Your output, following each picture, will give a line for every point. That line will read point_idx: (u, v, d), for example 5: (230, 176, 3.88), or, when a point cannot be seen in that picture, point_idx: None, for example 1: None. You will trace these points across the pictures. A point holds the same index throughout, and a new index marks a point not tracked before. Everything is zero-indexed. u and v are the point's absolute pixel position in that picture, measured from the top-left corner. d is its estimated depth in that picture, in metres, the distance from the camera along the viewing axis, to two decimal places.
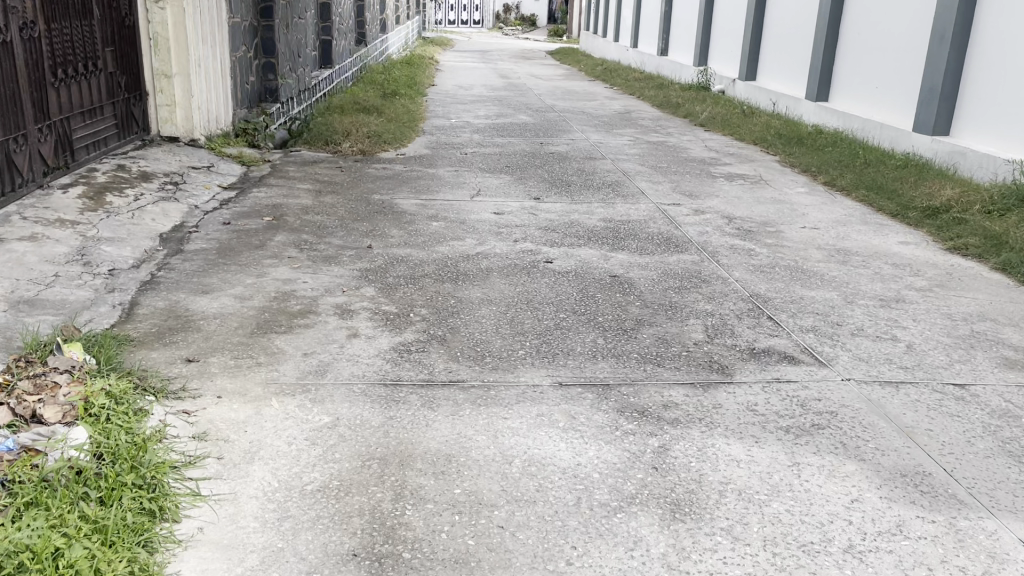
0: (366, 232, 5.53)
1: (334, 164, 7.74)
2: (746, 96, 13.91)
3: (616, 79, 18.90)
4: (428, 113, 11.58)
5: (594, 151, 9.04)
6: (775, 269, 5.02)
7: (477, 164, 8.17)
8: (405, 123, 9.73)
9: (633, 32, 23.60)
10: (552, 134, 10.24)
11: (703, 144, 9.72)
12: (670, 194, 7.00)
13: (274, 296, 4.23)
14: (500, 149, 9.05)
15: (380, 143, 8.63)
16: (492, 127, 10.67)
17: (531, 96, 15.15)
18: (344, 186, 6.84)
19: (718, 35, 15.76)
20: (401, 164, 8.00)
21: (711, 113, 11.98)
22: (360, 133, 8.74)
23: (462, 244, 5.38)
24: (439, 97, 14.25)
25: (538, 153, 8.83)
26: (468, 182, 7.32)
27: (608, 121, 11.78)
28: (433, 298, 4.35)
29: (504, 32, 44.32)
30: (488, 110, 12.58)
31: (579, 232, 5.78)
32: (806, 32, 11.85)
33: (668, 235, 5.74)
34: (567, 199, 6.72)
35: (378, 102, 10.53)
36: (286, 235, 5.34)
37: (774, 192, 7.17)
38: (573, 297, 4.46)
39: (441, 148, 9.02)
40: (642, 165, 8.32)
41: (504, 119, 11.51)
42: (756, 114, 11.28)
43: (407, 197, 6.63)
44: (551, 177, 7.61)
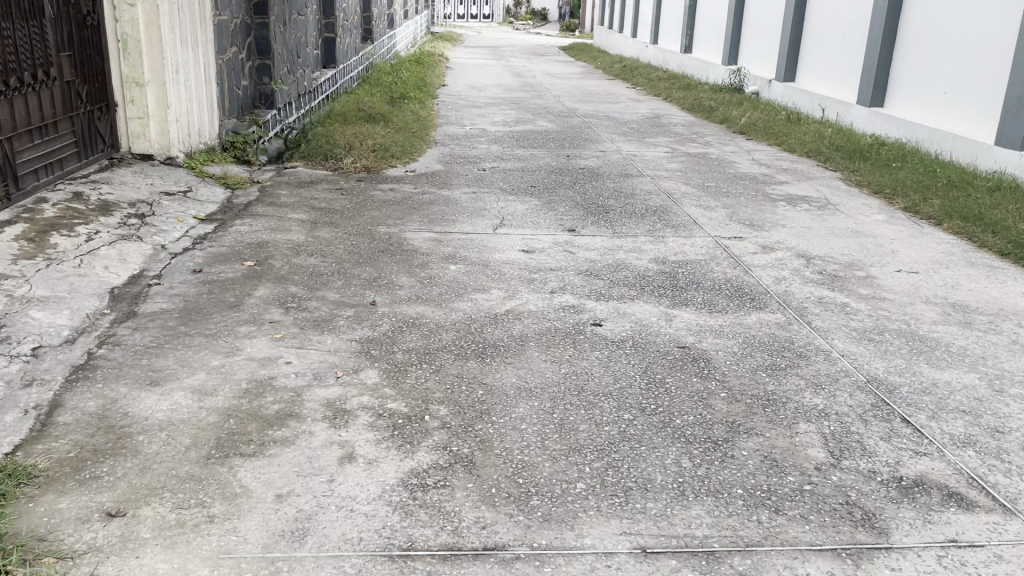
0: (369, 282, 4.51)
1: (333, 186, 6.70)
2: (784, 99, 12.84)
3: (637, 78, 17.85)
4: (440, 119, 10.55)
5: (629, 166, 8.01)
6: (883, 335, 3.99)
7: (499, 183, 7.15)
8: (416, 134, 8.71)
9: (652, 28, 22.55)
10: (579, 144, 9.22)
11: (749, 157, 8.65)
12: (727, 223, 5.96)
13: (245, 389, 3.19)
14: (523, 164, 8.02)
15: (388, 158, 7.61)
16: (511, 136, 9.63)
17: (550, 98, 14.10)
18: (344, 215, 5.80)
19: (750, 32, 14.68)
20: (411, 184, 6.97)
21: (751, 118, 10.90)
22: (365, 146, 7.71)
23: (488, 298, 4.35)
24: (450, 100, 13.22)
25: (567, 169, 7.80)
26: (490, 207, 6.30)
27: (638, 128, 10.72)
28: (456, 388, 3.31)
29: (516, 27, 43.24)
30: (506, 114, 11.54)
31: (629, 278, 4.75)
32: (855, 30, 10.77)
33: (738, 282, 4.71)
34: (609, 230, 5.70)
35: (386, 109, 9.51)
36: (269, 287, 4.30)
37: (847, 220, 6.15)
38: (637, 384, 3.42)
39: (456, 163, 7.99)
40: (686, 183, 7.28)
41: (524, 126, 10.47)
42: (803, 121, 10.20)
43: (418, 229, 5.60)
44: (586, 200, 6.59)
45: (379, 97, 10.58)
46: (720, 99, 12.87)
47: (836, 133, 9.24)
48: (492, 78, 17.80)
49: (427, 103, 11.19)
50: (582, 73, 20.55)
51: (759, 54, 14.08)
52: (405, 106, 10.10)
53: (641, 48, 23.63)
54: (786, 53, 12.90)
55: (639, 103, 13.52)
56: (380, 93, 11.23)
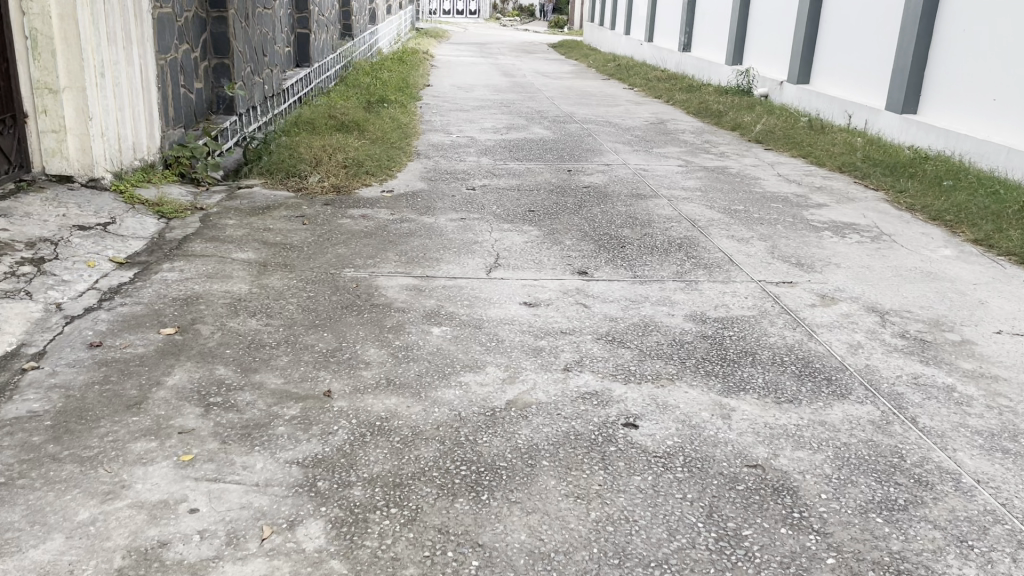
0: (324, 357, 3.42)
1: (291, 211, 5.60)
2: (797, 102, 11.84)
3: (634, 77, 16.81)
4: (422, 125, 9.46)
5: (641, 184, 6.95)
6: (1019, 443, 2.96)
7: (492, 208, 6.08)
8: (394, 143, 7.64)
9: (647, 26, 21.54)
10: (580, 155, 8.17)
11: (775, 172, 7.62)
12: (769, 262, 4.92)
13: (119, 570, 2.10)
14: (518, 182, 6.95)
15: (360, 174, 6.54)
16: (503, 146, 8.56)
17: (543, 100, 13.01)
18: (302, 254, 4.71)
19: (758, 29, 13.65)
20: (387, 208, 5.88)
21: (767, 125, 9.87)
22: (334, 161, 6.61)
23: (483, 381, 3.28)
24: (435, 102, 12.13)
25: (570, 188, 6.74)
26: (482, 240, 5.24)
27: (643, 135, 9.67)
28: (441, 556, 2.23)
29: (502, 23, 42.12)
30: (496, 119, 10.46)
31: (664, 346, 3.70)
32: (882, 27, 9.76)
33: (804, 352, 3.67)
34: (629, 273, 4.65)
35: (361, 114, 8.43)
36: (188, 371, 3.21)
37: (911, 257, 5.13)
38: (704, 541, 2.35)
39: (441, 180, 6.91)
40: (710, 206, 6.23)
41: (516, 134, 9.40)
42: (828, 128, 9.15)
43: (393, 272, 4.53)
44: (596, 230, 5.53)
45: (355, 101, 9.50)
46: (728, 102, 11.84)
47: (869, 144, 8.21)
48: (480, 78, 16.72)
49: (409, 107, 10.12)
50: (575, 72, 19.48)
51: (768, 53, 13.05)
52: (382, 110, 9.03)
53: (635, 46, 22.61)
54: (798, 52, 11.91)
55: (640, 106, 12.48)
56: (355, 95, 10.15)
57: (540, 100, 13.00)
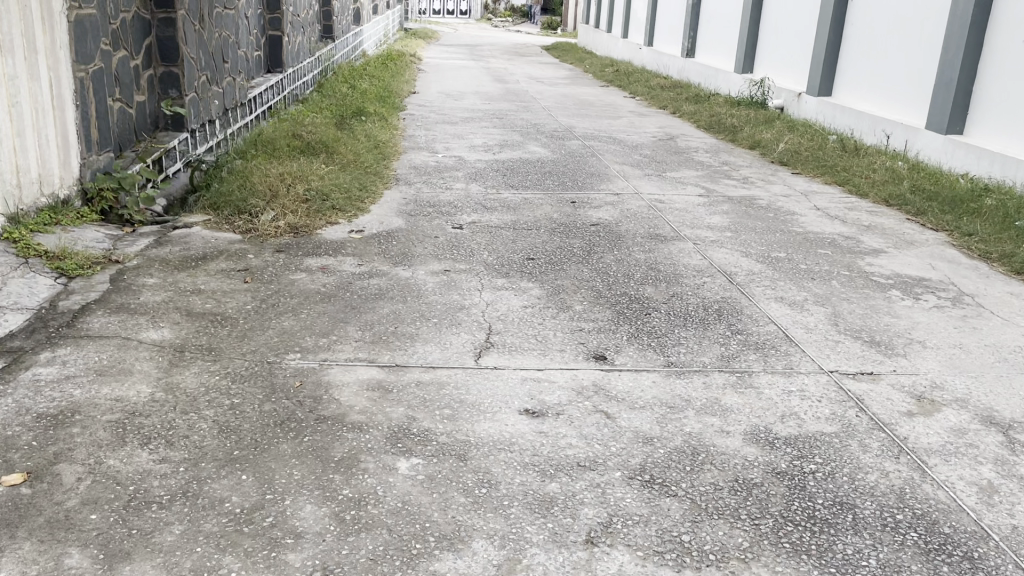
0: (236, 525, 2.34)
1: (233, 263, 4.51)
2: (817, 116, 10.81)
3: (635, 85, 15.78)
4: (404, 143, 8.38)
5: (660, 221, 5.90)
6: None
7: (483, 255, 5.02)
8: (368, 170, 6.58)
9: (646, 30, 20.52)
10: (585, 181, 7.11)
11: (811, 205, 6.58)
12: (834, 339, 3.87)
13: None
14: (514, 219, 5.89)
15: (325, 211, 5.48)
16: (496, 169, 7.49)
17: (538, 111, 11.96)
18: (235, 331, 3.63)
19: (771, 36, 12.62)
20: (354, 256, 4.80)
21: (790, 145, 8.83)
22: (293, 194, 5.53)
23: (470, 570, 2.21)
24: (421, 113, 11.06)
25: (576, 228, 5.69)
26: (471, 304, 4.17)
27: (652, 155, 8.63)
28: None
29: (494, 25, 41.07)
30: (488, 135, 9.38)
31: (724, 491, 2.63)
32: (920, 36, 8.72)
33: (921, 505, 2.61)
34: (660, 358, 3.59)
35: (331, 132, 7.36)
36: (22, 563, 2.13)
37: (1010, 331, 4.09)
38: None
39: (423, 215, 5.83)
40: (744, 253, 5.18)
41: (511, 153, 8.33)
42: (863, 151, 8.11)
43: (352, 359, 3.45)
44: (612, 288, 4.48)
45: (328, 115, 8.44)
46: (742, 116, 10.80)
47: (915, 172, 7.18)
48: (470, 84, 15.66)
49: (390, 122, 9.04)
50: (571, 78, 18.43)
51: (783, 62, 12.02)
52: (358, 126, 7.96)
53: (634, 51, 21.56)
54: (817, 61, 10.89)
55: (644, 119, 11.44)
56: (328, 108, 9.08)
57: (536, 111, 11.94)
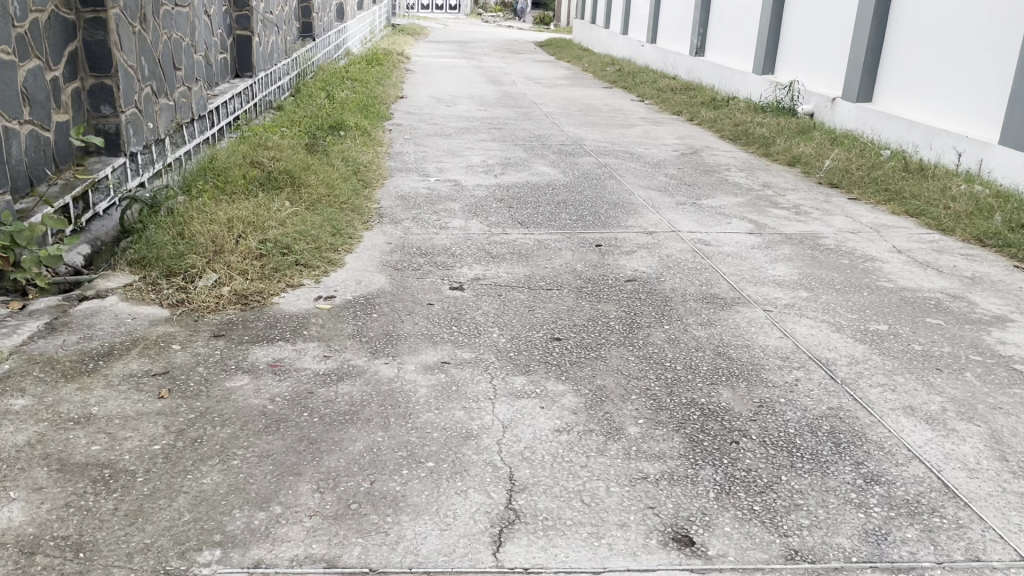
0: None
1: (149, 361, 3.26)
2: (855, 124, 9.58)
3: (642, 87, 14.57)
4: (389, 167, 7.12)
5: (713, 273, 4.68)
6: None
7: (492, 333, 3.79)
8: (341, 207, 5.34)
9: (649, 27, 19.32)
10: (609, 214, 5.89)
11: (889, 245, 5.37)
12: (1015, 493, 2.65)
13: None
14: (528, 272, 4.65)
15: (284, 268, 4.24)
16: (501, 198, 6.25)
17: (540, 119, 10.71)
18: (124, 503, 2.38)
19: (797, 35, 11.42)
20: (318, 344, 3.55)
21: (838, 163, 7.61)
22: (244, 247, 4.26)
23: None
24: (410, 124, 9.80)
25: (608, 286, 4.46)
26: (482, 429, 2.93)
27: (679, 176, 7.41)
28: None
29: (485, 20, 39.76)
30: (488, 150, 8.13)
31: None
32: (992, 36, 7.50)
33: None
34: (777, 541, 2.35)
35: (299, 154, 6.11)
36: None
37: None
38: None
39: (412, 271, 4.59)
40: (833, 325, 3.97)
41: (516, 175, 7.08)
42: (931, 172, 6.89)
43: (302, 559, 2.20)
44: (674, 392, 3.25)
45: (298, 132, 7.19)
46: (771, 124, 9.57)
47: (1007, 202, 5.96)
48: (462, 86, 14.39)
49: (372, 140, 7.79)
50: (571, 79, 17.21)
51: (812, 64, 10.80)
52: (333, 146, 6.71)
53: (635, 48, 20.32)
54: (853, 64, 9.67)
55: (659, 129, 10.22)
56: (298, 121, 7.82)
57: (538, 119, 10.70)
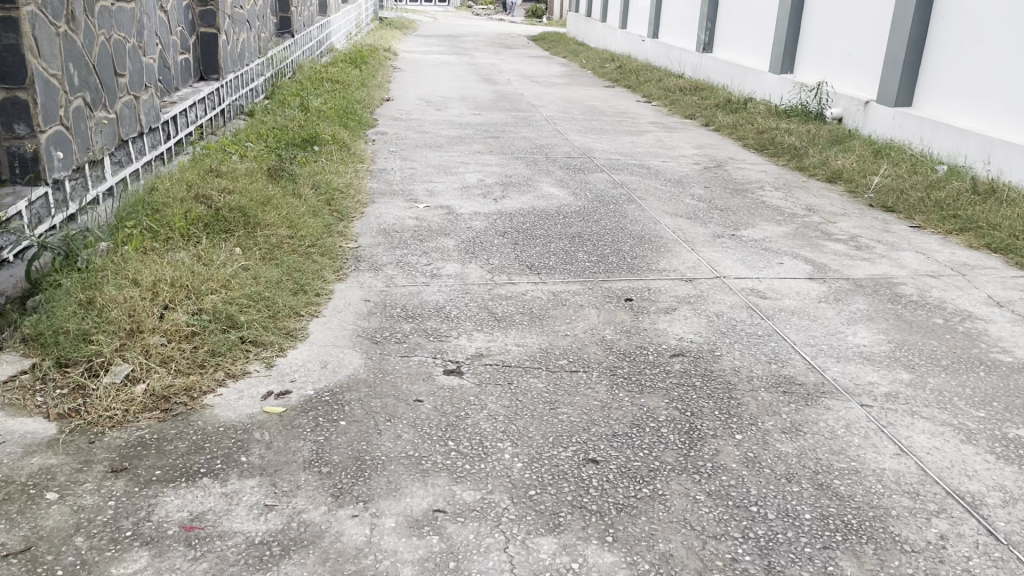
0: None
1: (6, 529, 2.25)
2: (893, 132, 8.58)
3: (648, 87, 13.54)
4: (370, 190, 6.08)
5: (779, 342, 3.67)
6: None
7: (504, 450, 2.76)
8: (307, 252, 4.30)
9: (651, 20, 18.28)
10: (635, 253, 4.88)
11: (983, 295, 4.36)
12: None
13: None
14: (544, 342, 3.63)
15: (224, 351, 3.21)
16: (503, 232, 5.22)
17: (540, 126, 9.69)
18: None
19: (821, 31, 10.41)
20: (260, 481, 2.52)
21: (888, 180, 6.61)
22: (172, 324, 3.21)
23: None
24: (396, 133, 8.75)
25: (650, 363, 3.44)
26: None
27: (707, 197, 6.40)
28: None
29: (475, 12, 38.64)
30: (485, 167, 7.10)
31: None
32: None
33: None
34: None
35: (260, 179, 5.07)
36: None
37: None
38: None
39: (395, 344, 3.56)
40: (960, 431, 2.95)
41: (520, 200, 6.05)
42: (1006, 193, 5.88)
43: None
44: (774, 565, 2.23)
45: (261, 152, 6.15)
46: (801, 132, 8.56)
47: None
48: (454, 85, 13.34)
49: (350, 158, 6.75)
50: (569, 76, 16.17)
51: (841, 63, 9.79)
52: (302, 169, 5.67)
53: (636, 43, 19.29)
54: (889, 64, 8.65)
55: (674, 137, 9.22)
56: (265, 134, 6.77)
57: (539, 126, 9.68)
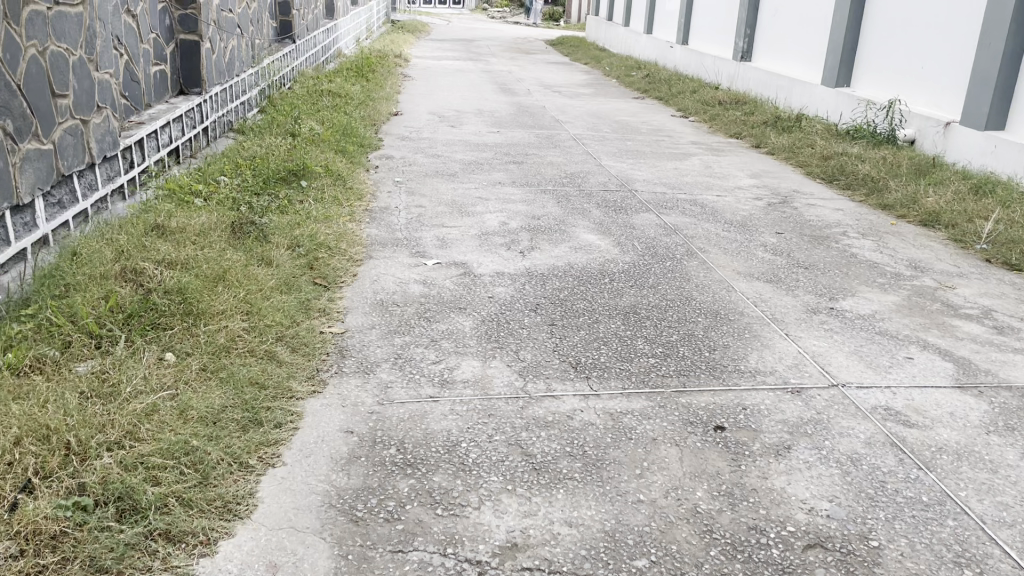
0: None
1: None
2: (983, 159, 7.33)
3: (683, 100, 12.33)
4: (367, 241, 4.90)
5: (958, 518, 2.47)
6: None
7: None
8: (270, 350, 3.12)
9: (681, 26, 17.08)
10: (711, 341, 3.69)
11: None
12: None
13: None
14: (610, 515, 2.44)
15: (110, 564, 2.03)
16: (536, 306, 4.04)
17: (569, 147, 8.52)
18: None
19: (887, 40, 9.17)
20: None
21: (1004, 227, 5.40)
22: (28, 521, 2.04)
23: None
24: (404, 158, 7.59)
25: (778, 565, 2.24)
26: None
27: (783, 248, 5.21)
28: None
29: (489, 15, 37.50)
30: (509, 206, 5.93)
31: None
32: None
33: None
34: None
35: (220, 237, 3.90)
36: None
37: None
38: None
39: (385, 525, 2.35)
40: None
41: (553, 254, 4.87)
42: None
43: None
44: None
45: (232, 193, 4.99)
46: (875, 160, 7.33)
47: None
48: (469, 97, 12.17)
49: (343, 197, 5.59)
50: (594, 86, 14.98)
51: (914, 77, 8.54)
52: (277, 218, 4.50)
53: (663, 49, 18.09)
54: (979, 79, 7.40)
55: (723, 162, 8.02)
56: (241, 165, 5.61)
57: (567, 147, 8.51)
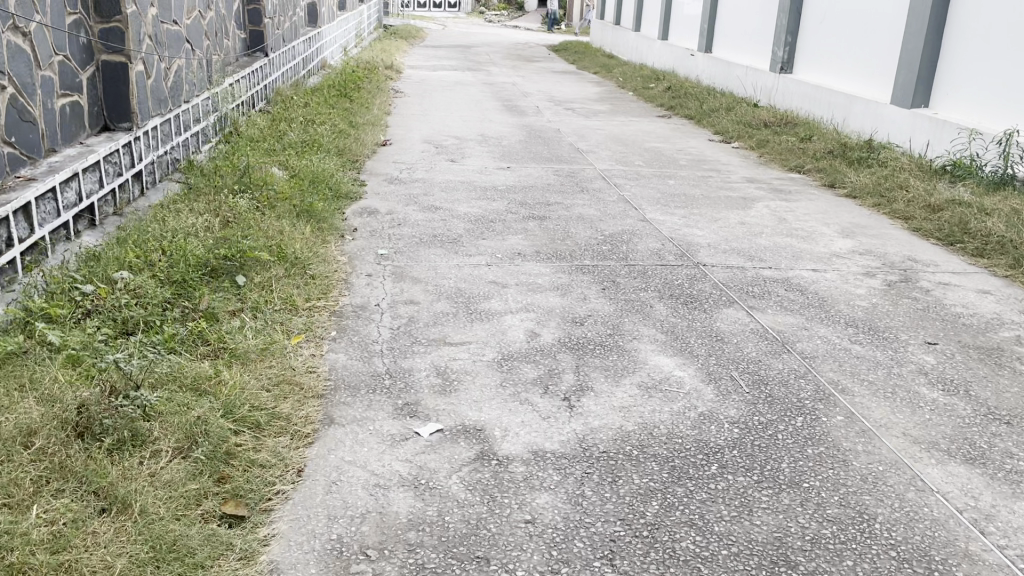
0: None
1: None
2: None
3: (719, 120, 10.63)
4: (327, 385, 3.17)
5: None
6: None
7: None
8: None
9: (703, 31, 15.40)
10: None
11: None
12: None
13: None
14: None
15: None
16: (613, 540, 2.34)
17: (600, 192, 6.82)
18: None
19: (991, 53, 7.47)
20: None
21: None
22: None
23: None
24: (393, 213, 5.89)
25: None
26: None
27: (950, 376, 3.52)
28: None
29: (486, 20, 35.71)
30: (538, 299, 4.23)
31: None
32: None
33: None
34: None
35: (41, 456, 2.18)
36: None
37: None
38: None
39: None
40: None
41: (616, 400, 3.17)
42: None
43: None
44: None
45: (117, 316, 3.27)
46: (1006, 213, 5.64)
47: None
48: (472, 119, 10.48)
49: (296, 300, 3.86)
50: (611, 102, 13.26)
51: None
52: (171, 374, 2.77)
53: (683, 59, 16.40)
54: None
55: (797, 212, 6.33)
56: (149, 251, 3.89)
57: (597, 191, 6.83)
